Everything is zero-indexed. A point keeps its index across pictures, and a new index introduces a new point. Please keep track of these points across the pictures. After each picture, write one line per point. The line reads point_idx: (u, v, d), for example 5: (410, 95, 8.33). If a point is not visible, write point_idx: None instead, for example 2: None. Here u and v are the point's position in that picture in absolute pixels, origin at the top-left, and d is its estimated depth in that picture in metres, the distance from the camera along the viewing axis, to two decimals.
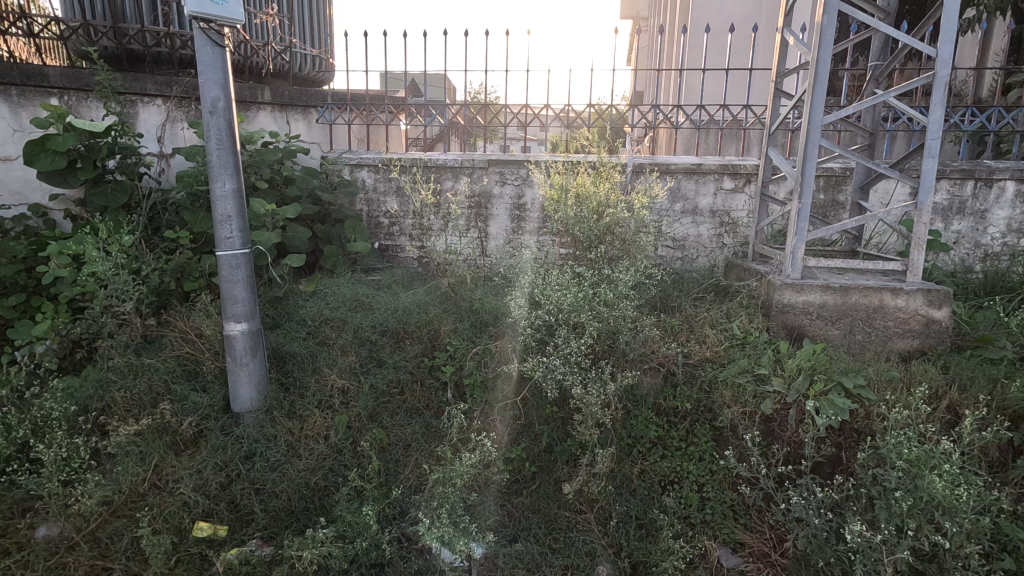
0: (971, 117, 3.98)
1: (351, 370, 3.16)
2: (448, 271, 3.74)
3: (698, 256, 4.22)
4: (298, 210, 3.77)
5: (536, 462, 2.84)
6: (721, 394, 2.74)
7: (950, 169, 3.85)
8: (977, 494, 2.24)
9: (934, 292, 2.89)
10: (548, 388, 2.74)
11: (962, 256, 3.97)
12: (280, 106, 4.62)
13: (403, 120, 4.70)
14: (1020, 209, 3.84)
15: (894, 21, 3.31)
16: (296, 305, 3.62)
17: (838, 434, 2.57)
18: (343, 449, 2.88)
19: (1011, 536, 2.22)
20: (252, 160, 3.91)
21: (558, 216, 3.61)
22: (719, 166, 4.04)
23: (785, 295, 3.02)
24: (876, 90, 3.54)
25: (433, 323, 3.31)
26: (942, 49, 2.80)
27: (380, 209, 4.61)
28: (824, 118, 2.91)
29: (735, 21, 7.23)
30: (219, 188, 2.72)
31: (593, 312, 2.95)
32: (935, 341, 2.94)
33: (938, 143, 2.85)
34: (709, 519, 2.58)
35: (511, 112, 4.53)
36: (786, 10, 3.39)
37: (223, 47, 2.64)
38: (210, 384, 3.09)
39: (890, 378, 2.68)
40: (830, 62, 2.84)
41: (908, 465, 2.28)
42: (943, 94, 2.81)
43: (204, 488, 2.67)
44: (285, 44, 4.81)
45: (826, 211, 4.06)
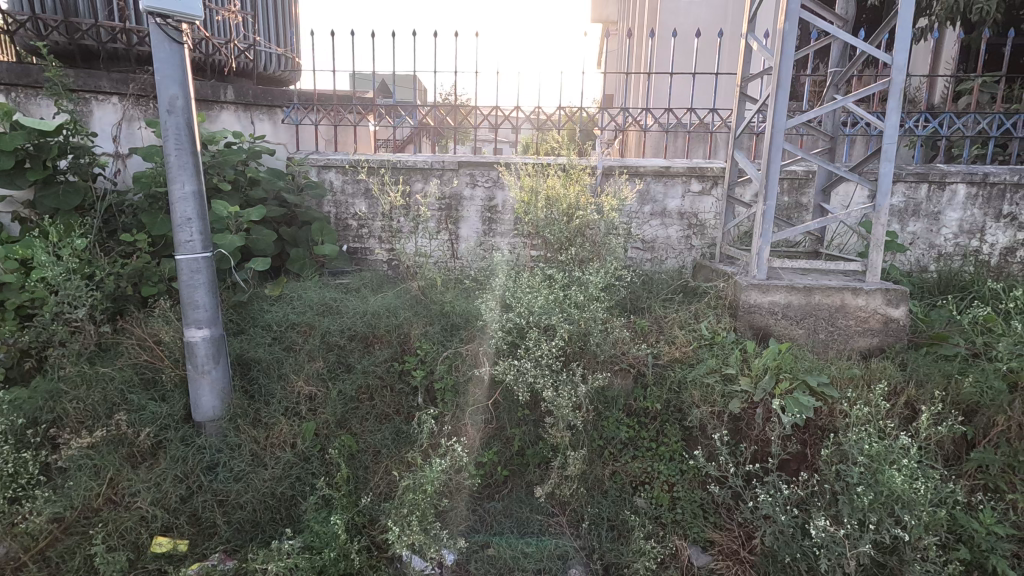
0: (924, 122, 4.12)
1: (319, 375, 3.09)
2: (418, 274, 3.69)
3: (668, 257, 4.27)
4: (263, 212, 3.68)
5: (508, 466, 2.84)
6: (690, 394, 2.77)
7: (905, 172, 3.99)
8: (934, 487, 2.31)
9: (892, 292, 2.98)
10: (519, 391, 2.73)
11: (917, 256, 4.12)
12: (244, 106, 4.51)
13: (372, 121, 4.63)
14: (971, 211, 4.00)
15: (851, 29, 3.41)
16: (261, 310, 3.52)
17: (803, 432, 2.63)
18: (311, 457, 2.82)
19: (966, 527, 2.32)
20: (214, 161, 3.79)
21: (528, 218, 3.60)
22: (687, 168, 4.11)
23: (751, 295, 3.06)
24: (835, 95, 3.64)
25: (403, 326, 3.26)
26: (897, 56, 2.89)
27: (348, 211, 4.53)
28: (787, 121, 2.97)
29: (701, 26, 7.37)
30: (178, 190, 2.63)
31: (563, 314, 2.95)
32: (893, 339, 3.04)
33: (894, 147, 2.94)
34: (679, 519, 2.60)
35: (482, 114, 4.53)
36: (750, 16, 3.45)
37: (180, 44, 2.55)
38: (169, 394, 2.98)
39: (851, 375, 2.75)
40: (792, 67, 2.91)
41: (869, 460, 2.35)
42: (898, 100, 2.90)
43: (163, 502, 2.57)
44: (249, 42, 4.70)
45: (789, 214, 4.15)
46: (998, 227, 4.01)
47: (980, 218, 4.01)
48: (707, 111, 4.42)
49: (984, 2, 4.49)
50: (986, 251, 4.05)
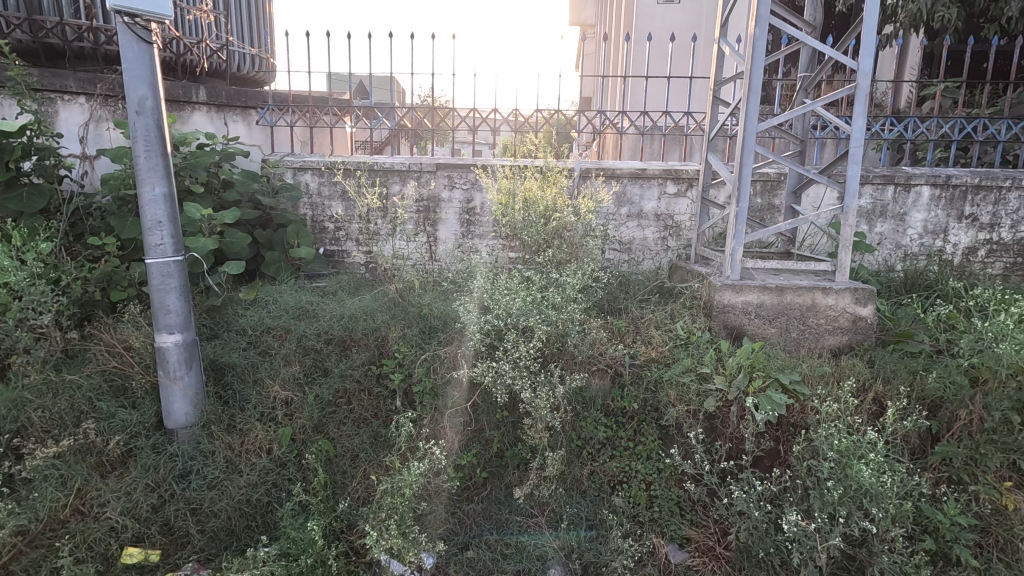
0: (890, 126, 4.24)
1: (295, 380, 3.05)
2: (396, 277, 3.67)
3: (644, 258, 4.33)
4: (237, 215, 3.62)
5: (487, 467, 2.84)
6: (666, 394, 2.81)
7: (873, 175, 4.10)
8: (900, 480, 2.39)
9: (860, 291, 3.06)
10: (498, 393, 2.73)
11: (885, 256, 4.24)
12: (216, 106, 4.44)
13: (348, 122, 4.59)
14: (935, 212, 4.13)
15: (819, 35, 3.50)
16: (235, 314, 3.46)
17: (776, 429, 2.68)
18: (287, 463, 2.79)
19: (931, 518, 2.40)
20: (186, 163, 3.73)
21: (505, 220, 3.60)
22: (663, 170, 4.16)
23: (725, 295, 3.12)
24: (805, 99, 3.73)
25: (381, 329, 3.23)
26: (863, 62, 2.97)
27: (325, 213, 4.49)
28: (758, 125, 3.03)
29: (676, 31, 7.48)
30: (148, 192, 2.58)
31: (541, 316, 2.96)
32: (861, 337, 3.12)
33: (861, 150, 3.03)
34: (657, 517, 2.64)
35: (459, 115, 4.52)
36: (722, 21, 3.51)
37: (150, 44, 2.50)
38: (140, 401, 2.92)
39: (822, 373, 2.81)
40: (763, 71, 2.97)
41: (839, 456, 2.41)
42: (864, 105, 2.98)
43: (134, 512, 2.51)
44: (221, 42, 4.62)
45: (762, 215, 4.24)
46: (960, 227, 4.15)
47: (944, 219, 4.14)
48: (682, 114, 4.48)
49: (945, 10, 4.65)
50: (949, 251, 4.19)
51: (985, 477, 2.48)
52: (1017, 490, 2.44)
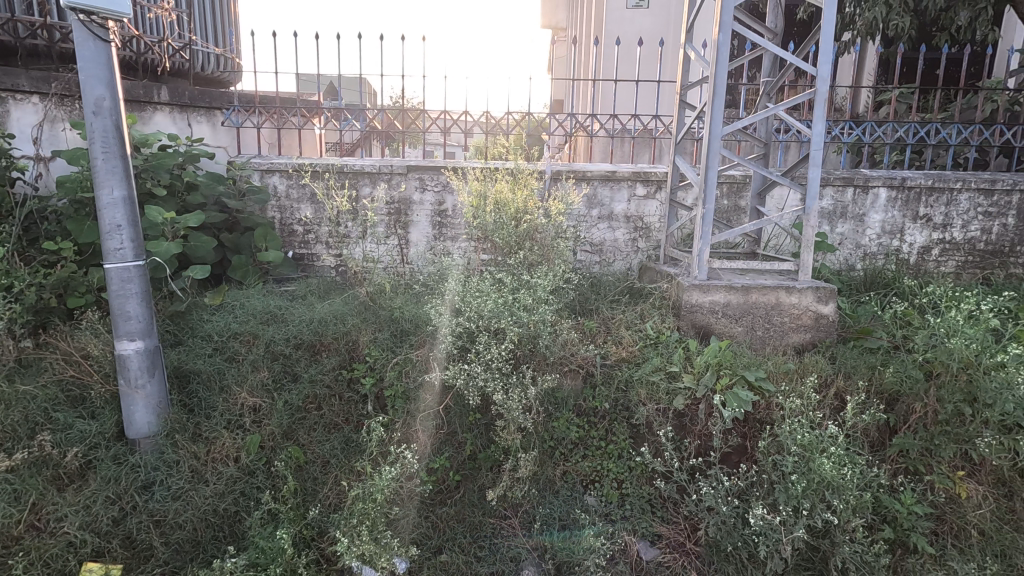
0: (849, 130, 4.38)
1: (263, 387, 2.99)
2: (366, 280, 3.63)
3: (615, 259, 4.38)
4: (201, 218, 3.52)
5: (460, 470, 2.83)
6: (637, 393, 2.86)
7: (833, 177, 4.23)
8: (860, 472, 2.47)
9: (821, 289, 3.16)
10: (470, 396, 2.73)
11: (846, 256, 4.38)
12: (179, 107, 4.33)
13: (317, 124, 4.53)
14: (892, 213, 4.29)
15: (780, 42, 3.59)
16: (200, 319, 3.38)
17: (742, 426, 2.74)
18: (255, 471, 2.73)
19: (889, 508, 2.49)
20: (148, 165, 3.63)
21: (476, 222, 3.60)
22: (632, 173, 4.23)
23: (693, 295, 3.18)
24: (768, 103, 3.82)
25: (352, 333, 3.20)
26: (821, 68, 3.07)
27: (293, 216, 4.41)
28: (723, 128, 3.10)
29: (644, 36, 7.59)
30: (106, 195, 2.50)
31: (512, 318, 2.96)
32: (824, 335, 3.22)
33: (821, 153, 3.12)
34: (629, 514, 2.66)
35: (430, 117, 4.50)
36: (688, 26, 3.58)
37: (108, 42, 2.43)
38: (99, 411, 2.83)
39: (786, 370, 2.89)
40: (727, 75, 3.04)
41: (802, 450, 2.48)
42: (823, 110, 3.08)
43: (93, 526, 2.43)
44: (184, 41, 4.51)
45: (728, 217, 4.34)
46: (915, 228, 4.31)
47: (900, 219, 4.30)
48: (650, 118, 4.56)
49: (899, 19, 4.83)
50: (905, 250, 4.35)
51: (939, 467, 2.58)
52: (969, 479, 2.55)
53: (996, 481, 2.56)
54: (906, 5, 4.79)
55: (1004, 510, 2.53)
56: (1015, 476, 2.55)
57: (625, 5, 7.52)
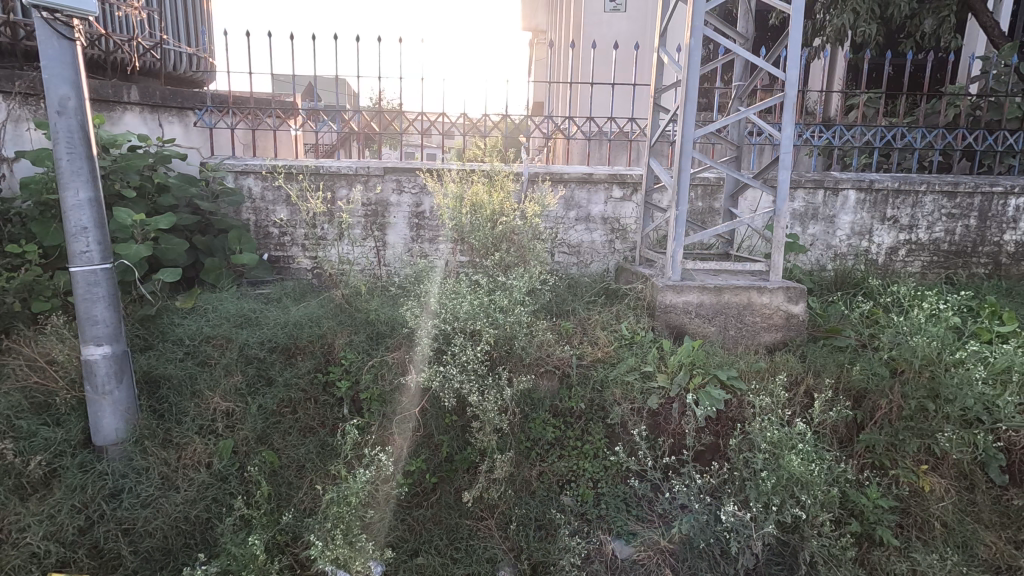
0: (819, 133, 4.48)
1: (236, 391, 2.95)
2: (342, 283, 3.59)
3: (593, 261, 4.41)
4: (172, 221, 3.46)
5: (437, 472, 2.83)
6: (612, 393, 2.88)
7: (804, 179, 4.32)
8: (827, 468, 2.54)
9: (792, 289, 3.22)
10: (446, 398, 2.73)
11: (817, 257, 4.47)
12: (150, 107, 4.25)
13: (293, 125, 4.48)
14: (861, 214, 4.39)
15: (751, 46, 3.64)
16: (170, 323, 3.32)
17: (715, 424, 2.79)
18: (228, 477, 2.69)
19: (856, 502, 2.56)
20: (117, 166, 3.57)
21: (452, 224, 3.60)
22: (609, 175, 4.26)
23: (667, 296, 3.22)
24: (739, 107, 3.88)
25: (327, 336, 3.17)
26: (790, 73, 3.14)
27: (268, 218, 4.36)
28: (696, 131, 3.15)
29: (620, 39, 7.65)
30: (72, 197, 2.44)
31: (488, 319, 2.95)
32: (794, 333, 3.28)
33: (790, 156, 3.19)
34: (604, 514, 2.67)
35: (408, 119, 4.49)
36: (661, 31, 3.62)
37: (72, 41, 2.38)
38: (65, 418, 2.76)
39: (757, 368, 2.94)
40: (699, 80, 3.09)
41: (772, 447, 2.53)
42: (792, 113, 3.15)
43: (58, 535, 2.38)
44: (155, 40, 4.43)
45: (703, 218, 4.40)
46: (883, 228, 4.42)
47: (869, 220, 4.40)
48: (626, 120, 4.61)
49: (867, 25, 4.94)
50: (874, 251, 4.46)
51: (903, 462, 2.66)
52: (932, 473, 2.64)
53: (958, 474, 2.65)
54: (873, 12, 4.92)
55: (965, 502, 2.62)
56: (975, 469, 2.64)
57: (603, 8, 7.58)
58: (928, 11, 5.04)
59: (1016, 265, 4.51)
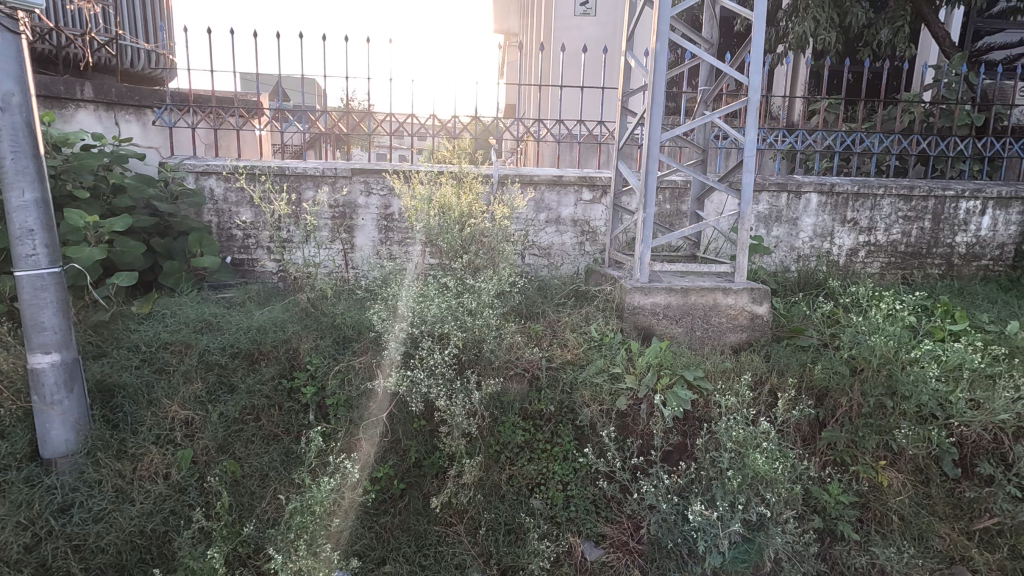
0: (783, 137, 4.57)
1: (196, 399, 2.85)
2: (308, 286, 3.51)
3: (563, 263, 4.42)
4: (129, 223, 3.35)
5: (405, 478, 2.78)
6: (581, 394, 2.88)
7: (768, 182, 4.42)
8: (791, 466, 2.59)
9: (756, 290, 3.28)
10: (413, 403, 2.69)
11: (781, 258, 4.57)
12: (105, 104, 4.09)
13: (257, 125, 4.37)
14: (823, 217, 4.51)
15: (717, 52, 3.69)
16: (125, 329, 3.19)
17: (683, 424, 2.82)
18: (187, 488, 2.59)
19: (819, 498, 2.63)
20: (68, 166, 3.43)
21: (420, 226, 3.55)
22: (578, 177, 4.28)
23: (635, 298, 3.24)
24: (705, 111, 3.93)
25: (292, 341, 3.10)
26: (753, 77, 3.20)
27: (231, 220, 4.23)
28: (663, 134, 3.18)
29: (589, 42, 7.71)
30: (16, 198, 2.32)
31: (457, 322, 2.91)
32: (759, 334, 3.34)
33: (754, 159, 3.25)
34: (573, 516, 2.68)
35: (376, 120, 4.41)
36: (628, 35, 3.65)
37: (16, 33, 2.26)
38: (10, 430, 2.63)
39: (723, 369, 2.98)
40: (665, 84, 3.12)
41: (737, 446, 2.56)
42: (755, 118, 3.21)
43: (3, 554, 2.25)
44: (110, 36, 4.28)
45: (671, 220, 4.46)
46: (844, 231, 4.55)
47: (830, 222, 4.53)
48: (595, 124, 4.64)
49: (827, 33, 5.08)
50: (835, 252, 4.58)
51: (863, 458, 2.73)
52: (890, 468, 2.71)
53: (914, 469, 2.73)
54: (832, 21, 5.08)
55: (922, 496, 2.70)
56: (930, 463, 2.73)
57: (573, 12, 7.63)
58: (884, 21, 5.22)
59: (968, 266, 4.69)
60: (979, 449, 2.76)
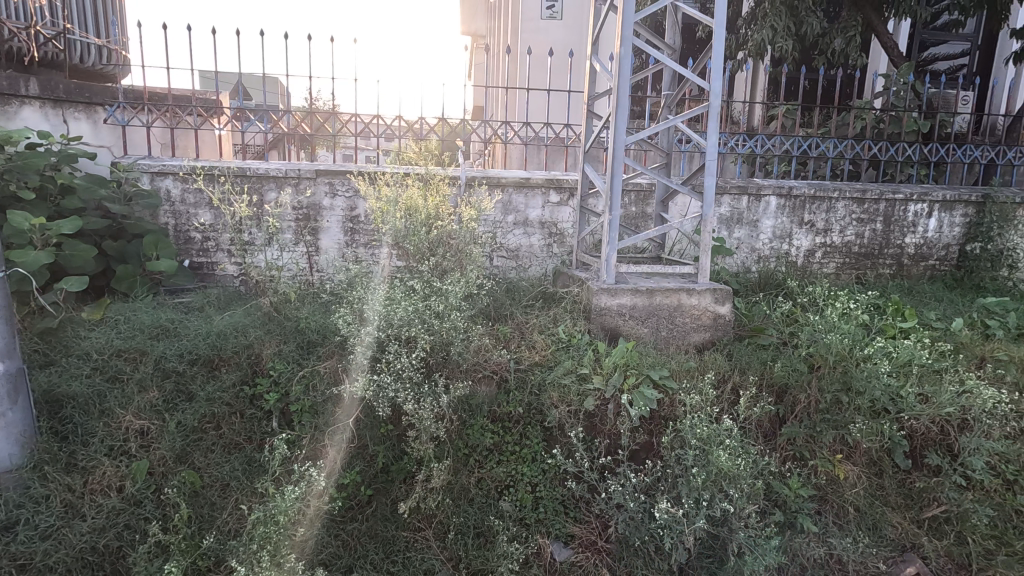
0: (743, 142, 4.70)
1: (152, 408, 2.75)
2: (270, 289, 3.42)
3: (531, 264, 4.44)
4: (78, 225, 3.21)
5: (372, 484, 2.75)
6: (549, 396, 2.89)
7: (730, 185, 4.53)
8: (753, 462, 2.65)
9: (718, 291, 3.35)
10: (380, 408, 2.65)
11: (743, 259, 4.70)
12: (52, 101, 3.90)
13: (216, 124, 4.24)
14: (782, 219, 4.66)
15: (679, 57, 3.76)
16: (75, 337, 3.05)
17: (649, 423, 2.86)
18: (143, 501, 2.49)
19: (779, 492, 2.71)
20: (12, 165, 3.26)
21: (386, 228, 3.51)
22: (546, 179, 4.30)
23: (602, 299, 3.27)
24: (668, 115, 4.01)
25: (254, 346, 3.01)
26: (714, 83, 3.27)
27: (189, 222, 4.10)
28: (628, 138, 3.23)
29: (556, 46, 7.76)
30: None
31: (424, 325, 2.88)
32: (721, 333, 3.42)
33: (715, 163, 3.33)
34: (542, 517, 2.69)
35: (341, 120, 4.34)
36: (594, 39, 3.68)
37: None
38: None
39: (688, 368, 3.04)
40: (630, 88, 3.17)
41: (701, 443, 2.61)
42: (717, 122, 3.28)
43: None
44: (57, 29, 4.09)
45: (636, 222, 4.53)
46: (802, 232, 4.71)
47: (789, 224, 4.68)
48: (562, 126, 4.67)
49: (784, 41, 5.24)
50: (794, 253, 4.74)
51: (821, 452, 2.83)
52: (846, 461, 2.82)
53: (868, 462, 2.85)
54: (788, 30, 5.25)
55: (876, 487, 2.82)
56: (883, 455, 2.84)
57: (540, 15, 7.68)
58: (837, 31, 5.43)
59: (916, 266, 4.91)
60: (928, 441, 2.89)
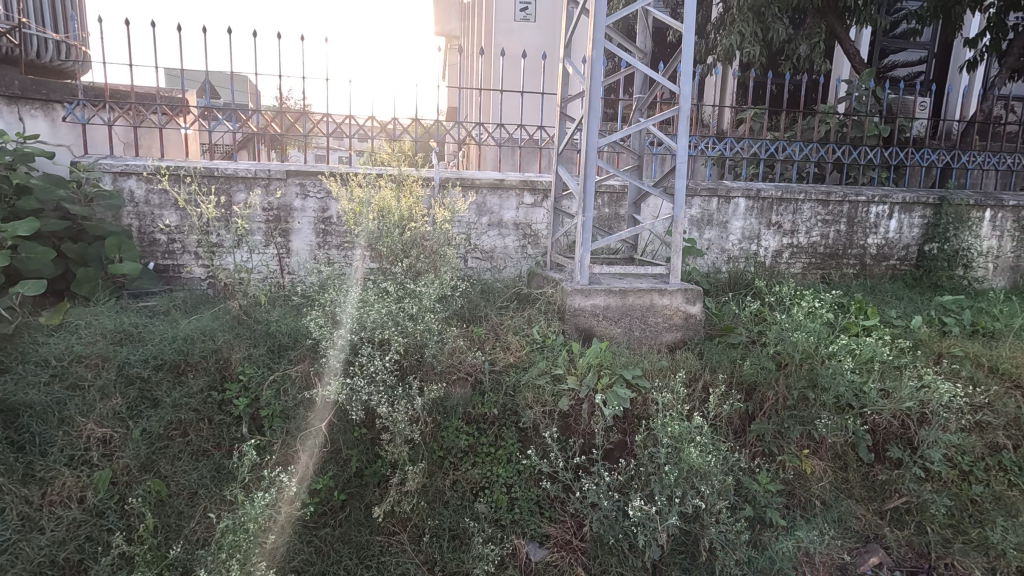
0: (712, 144, 4.80)
1: (115, 415, 2.66)
2: (240, 292, 3.35)
3: (506, 265, 4.44)
4: (35, 227, 3.09)
5: (346, 488, 2.72)
6: (524, 396, 2.90)
7: (700, 187, 4.61)
8: (724, 458, 2.71)
9: (689, 291, 3.41)
10: (353, 411, 2.62)
11: (713, 259, 4.79)
12: (7, 98, 3.75)
13: (182, 124, 4.13)
14: (750, 221, 4.76)
15: (650, 61, 3.82)
16: (32, 343, 2.94)
17: (623, 422, 2.90)
18: (106, 511, 2.42)
19: (749, 488, 2.77)
20: None
21: (359, 230, 3.47)
22: (520, 181, 4.32)
23: (576, 299, 3.30)
24: (640, 118, 4.06)
25: (222, 350, 2.95)
26: (683, 87, 3.33)
27: (154, 223, 3.98)
28: (600, 140, 3.26)
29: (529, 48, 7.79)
30: None
31: (397, 327, 2.86)
32: (693, 332, 3.48)
33: (685, 165, 3.39)
34: (517, 518, 2.70)
35: (313, 120, 4.29)
36: (566, 42, 3.71)
37: None
38: None
39: (660, 367, 3.09)
40: (602, 91, 3.20)
41: (673, 441, 2.65)
42: (687, 125, 3.34)
43: None
44: (12, 23, 3.94)
45: (609, 224, 4.58)
46: (769, 233, 4.82)
47: (757, 226, 4.79)
48: (535, 128, 4.69)
49: (752, 46, 5.37)
50: (762, 253, 4.85)
51: (789, 447, 2.90)
52: (813, 456, 2.90)
53: (833, 456, 2.93)
54: (756, 36, 5.37)
55: (841, 481, 2.90)
56: (847, 450, 2.93)
57: (514, 17, 7.69)
58: (802, 37, 5.57)
59: (878, 265, 5.07)
60: (889, 435, 2.99)
